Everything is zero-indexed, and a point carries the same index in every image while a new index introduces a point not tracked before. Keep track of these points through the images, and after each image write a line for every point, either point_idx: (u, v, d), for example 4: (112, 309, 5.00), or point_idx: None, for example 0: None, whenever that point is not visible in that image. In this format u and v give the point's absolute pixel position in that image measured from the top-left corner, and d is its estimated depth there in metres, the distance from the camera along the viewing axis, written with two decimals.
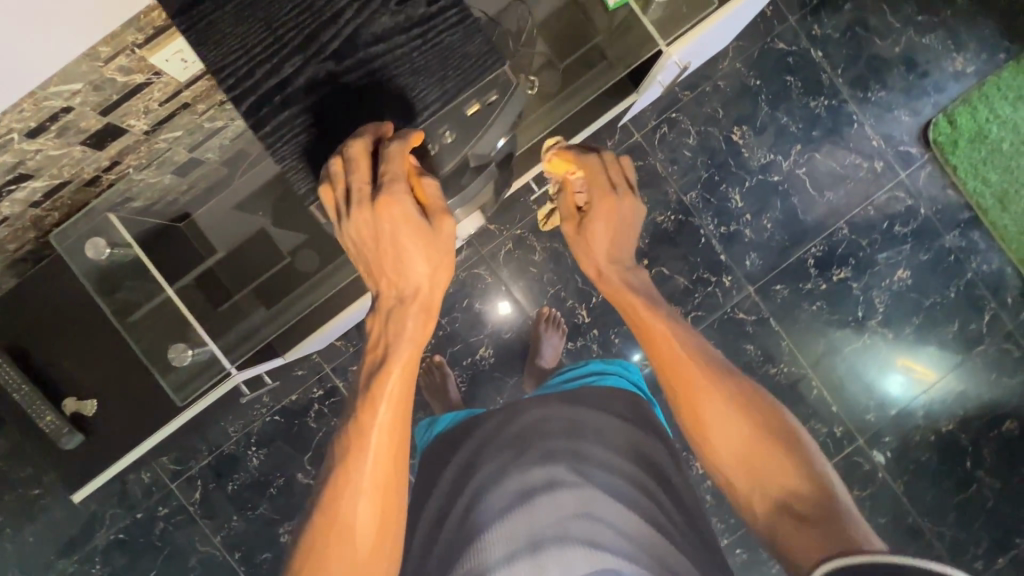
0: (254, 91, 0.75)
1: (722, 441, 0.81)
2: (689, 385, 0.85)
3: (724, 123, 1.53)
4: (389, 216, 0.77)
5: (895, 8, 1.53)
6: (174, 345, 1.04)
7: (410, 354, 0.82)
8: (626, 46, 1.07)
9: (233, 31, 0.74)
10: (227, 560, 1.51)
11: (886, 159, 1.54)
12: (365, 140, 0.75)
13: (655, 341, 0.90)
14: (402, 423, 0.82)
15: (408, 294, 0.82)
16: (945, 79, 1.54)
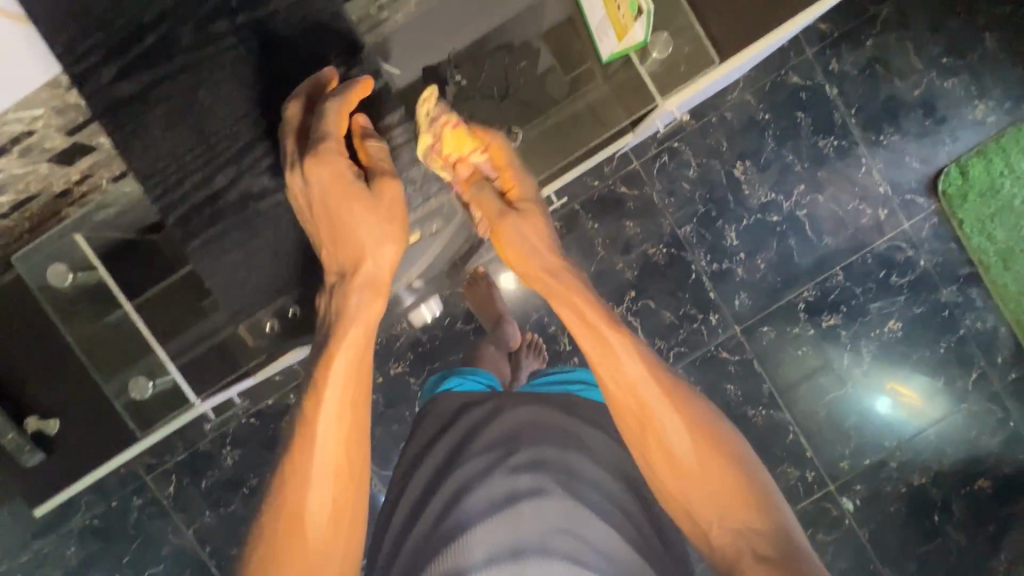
0: (181, 192, 0.87)
1: (682, 466, 0.75)
2: (640, 406, 0.77)
3: (726, 157, 1.47)
4: (320, 176, 0.74)
5: (920, 47, 1.45)
6: (135, 378, 1.05)
7: (358, 334, 0.74)
8: (617, 100, 1.07)
9: (166, 140, 0.85)
10: (197, 552, 1.54)
11: (890, 206, 1.49)
12: (299, 114, 0.79)
13: (602, 353, 0.78)
14: (357, 413, 0.73)
15: (354, 266, 0.75)
16: (962, 128, 1.47)
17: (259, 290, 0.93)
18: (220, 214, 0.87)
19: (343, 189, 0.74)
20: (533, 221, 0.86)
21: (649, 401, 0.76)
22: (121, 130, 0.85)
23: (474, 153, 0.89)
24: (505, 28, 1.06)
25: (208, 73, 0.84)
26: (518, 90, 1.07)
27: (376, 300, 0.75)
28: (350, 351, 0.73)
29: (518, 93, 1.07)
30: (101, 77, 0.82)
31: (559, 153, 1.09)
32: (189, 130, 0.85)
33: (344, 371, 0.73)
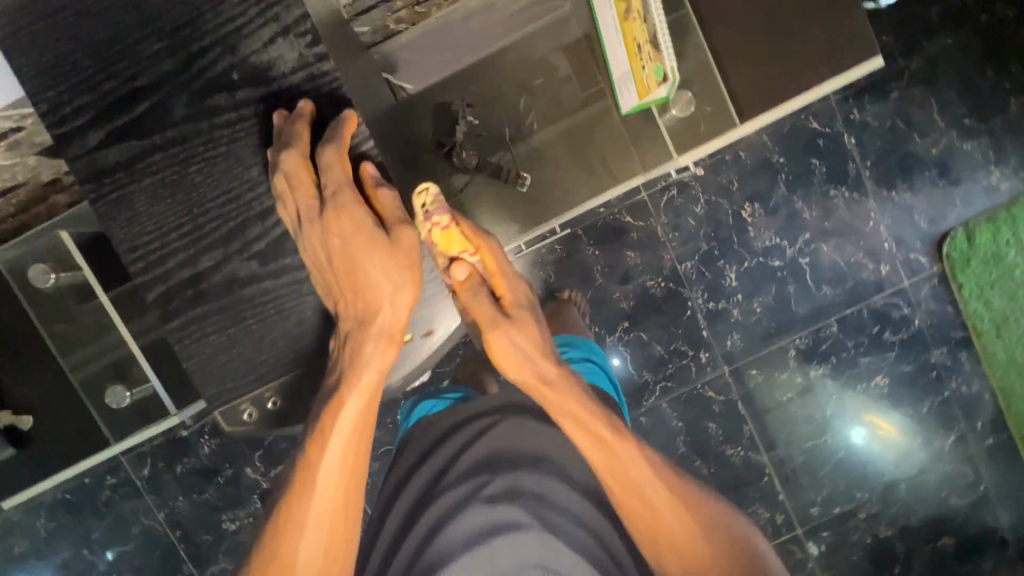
0: (163, 277, 0.68)
1: (671, 544, 0.73)
2: (646, 510, 0.74)
3: (735, 197, 1.45)
4: (342, 229, 0.62)
5: (945, 105, 1.42)
6: (114, 387, 1.12)
7: (373, 381, 0.65)
8: (621, 150, 1.17)
9: (148, 211, 0.66)
10: (167, 535, 1.55)
11: (893, 263, 1.48)
12: (299, 151, 0.62)
13: (607, 455, 0.75)
14: (361, 443, 0.66)
15: (369, 316, 0.64)
16: (974, 192, 1.46)
17: (225, 400, 0.71)
18: (205, 308, 0.69)
19: (364, 241, 0.62)
20: (526, 331, 0.80)
21: (630, 482, 0.74)
22: (107, 200, 0.66)
23: (469, 258, 0.79)
24: (523, 75, 1.16)
25: (209, 135, 0.65)
26: (528, 134, 1.17)
27: (392, 343, 0.65)
28: (363, 396, 0.65)
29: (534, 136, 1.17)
30: (86, 140, 0.65)
31: (568, 194, 1.18)
32: (175, 201, 0.66)
33: (353, 418, 0.65)
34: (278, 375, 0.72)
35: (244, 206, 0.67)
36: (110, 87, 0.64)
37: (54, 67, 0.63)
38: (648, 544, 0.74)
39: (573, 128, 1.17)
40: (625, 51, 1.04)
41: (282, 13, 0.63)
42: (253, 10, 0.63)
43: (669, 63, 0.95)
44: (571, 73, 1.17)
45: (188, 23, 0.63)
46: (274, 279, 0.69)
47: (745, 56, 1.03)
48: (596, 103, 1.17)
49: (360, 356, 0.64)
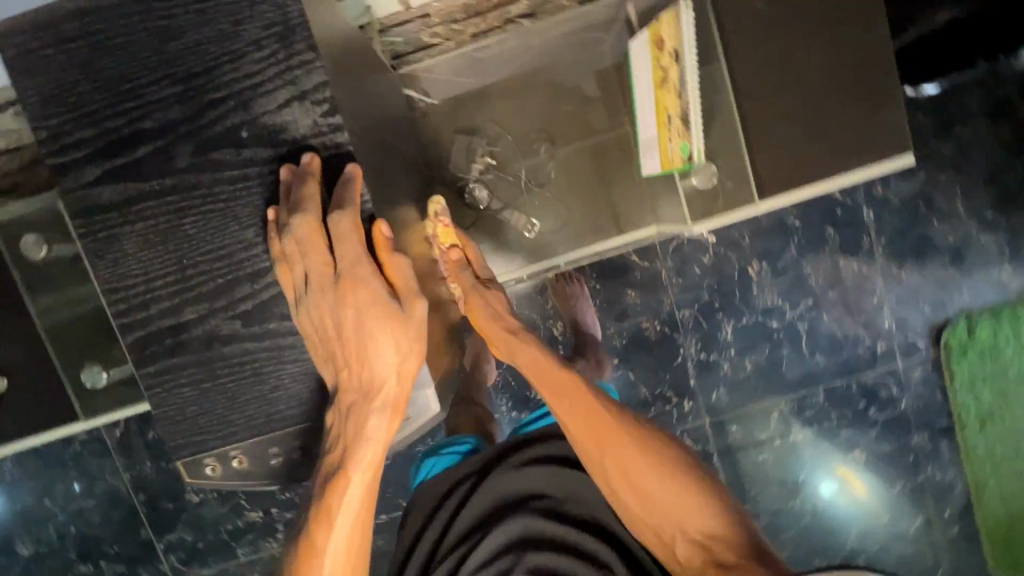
0: (142, 324, 0.66)
1: (647, 495, 0.83)
2: (602, 437, 0.85)
3: (745, 253, 1.44)
4: (356, 304, 0.60)
5: (969, 194, 1.40)
6: (91, 364, 1.07)
7: (377, 452, 0.65)
8: (631, 208, 1.17)
9: (137, 258, 0.65)
10: (131, 498, 1.56)
11: (890, 343, 1.47)
12: (314, 216, 0.60)
13: (567, 395, 0.88)
14: (364, 509, 0.67)
15: (372, 390, 0.62)
16: (983, 284, 1.44)
17: (191, 452, 0.69)
18: (181, 359, 0.67)
19: (376, 314, 0.60)
20: (495, 301, 0.95)
21: (608, 439, 0.85)
22: (95, 238, 0.64)
23: (457, 246, 0.97)
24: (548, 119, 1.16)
25: (209, 189, 0.64)
26: (544, 182, 1.16)
27: (398, 417, 0.63)
28: (368, 470, 0.65)
29: (546, 182, 1.17)
30: (84, 176, 0.64)
31: (573, 242, 1.18)
32: (166, 250, 0.65)
33: (359, 489, 0.66)
34: (243, 438, 0.69)
35: (235, 264, 0.65)
36: (115, 124, 0.63)
37: (60, 96, 0.62)
38: (609, 475, 0.84)
39: (588, 178, 1.17)
40: (654, 117, 1.02)
41: (302, 76, 0.62)
42: (275, 65, 0.61)
43: (695, 144, 0.93)
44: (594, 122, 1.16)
45: (207, 71, 0.62)
46: (255, 340, 0.67)
47: (776, 131, 0.95)
48: (613, 155, 1.16)
49: (363, 431, 0.63)
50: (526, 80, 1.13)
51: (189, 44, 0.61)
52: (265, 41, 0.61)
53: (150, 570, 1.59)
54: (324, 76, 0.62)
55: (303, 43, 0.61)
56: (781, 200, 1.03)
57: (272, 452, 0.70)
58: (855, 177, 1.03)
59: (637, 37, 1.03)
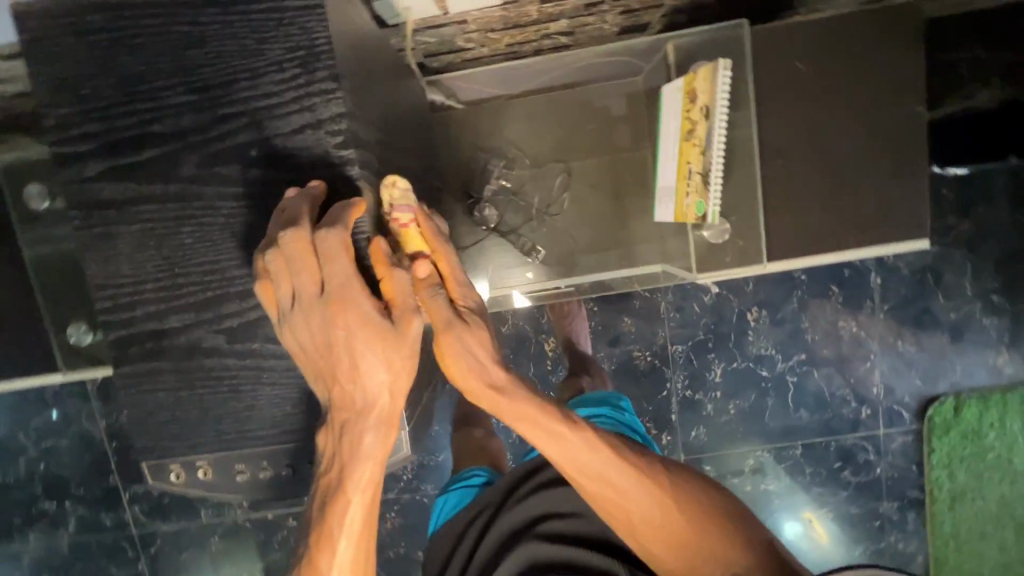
0: (126, 324, 0.63)
1: (675, 547, 0.67)
2: (625, 502, 0.67)
3: (746, 298, 1.43)
4: (347, 324, 0.53)
5: (979, 274, 1.39)
6: (75, 321, 1.03)
7: (372, 477, 0.57)
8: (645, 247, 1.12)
9: (130, 257, 0.61)
10: (103, 444, 1.56)
11: (875, 409, 1.47)
12: (307, 231, 0.53)
13: (577, 462, 0.66)
14: (363, 544, 0.58)
15: (363, 406, 0.55)
16: (977, 366, 1.44)
17: (154, 456, 0.66)
18: (159, 366, 0.64)
19: (367, 335, 0.53)
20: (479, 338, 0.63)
21: (625, 489, 0.67)
22: (89, 233, 0.61)
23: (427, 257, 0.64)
24: (568, 148, 1.13)
25: (212, 202, 0.60)
26: (555, 210, 1.13)
27: (392, 437, 0.57)
28: (365, 494, 0.57)
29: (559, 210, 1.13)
30: (86, 169, 0.60)
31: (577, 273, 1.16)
32: (159, 256, 0.61)
33: (359, 516, 0.57)
34: (212, 450, 0.66)
35: (226, 279, 0.61)
36: (126, 122, 0.59)
37: (72, 85, 0.58)
38: (639, 538, 0.68)
39: (599, 215, 1.13)
40: (674, 168, 1.00)
41: (319, 104, 0.57)
42: (294, 89, 0.57)
43: (712, 207, 0.96)
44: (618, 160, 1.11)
45: (224, 82, 0.57)
46: (238, 358, 0.63)
47: (797, 195, 0.98)
48: (630, 196, 1.11)
49: (351, 458, 0.56)
50: (553, 101, 1.10)
51: (212, 53, 0.57)
52: (287, 63, 0.56)
53: (114, 516, 1.61)
54: (342, 106, 0.57)
55: (325, 66, 0.56)
56: (826, 256, 0.99)
57: (237, 469, 0.66)
58: (873, 252, 1.01)
59: (675, 83, 0.98)
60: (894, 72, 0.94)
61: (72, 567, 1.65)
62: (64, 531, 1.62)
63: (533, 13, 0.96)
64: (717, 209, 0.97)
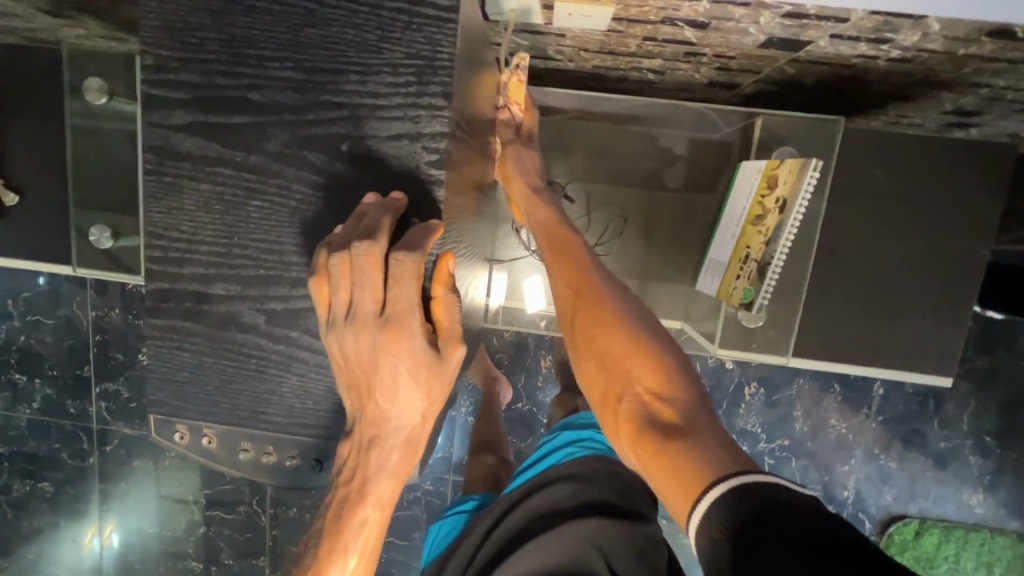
0: (168, 280, 0.61)
1: (602, 352, 0.68)
2: (577, 295, 0.73)
3: (749, 372, 1.42)
4: (399, 351, 0.52)
5: (978, 412, 1.40)
6: (99, 224, 1.00)
7: (391, 495, 0.57)
8: (678, 302, 1.16)
9: (192, 215, 0.59)
10: (86, 333, 1.56)
11: (840, 510, 1.47)
12: (381, 247, 0.50)
13: (558, 252, 0.78)
14: (371, 559, 0.58)
15: (396, 428, 0.55)
16: (949, 498, 1.44)
17: (158, 411, 0.63)
18: (190, 328, 0.62)
19: (414, 362, 0.53)
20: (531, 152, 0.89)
21: (583, 290, 0.73)
22: (156, 180, 0.59)
23: (522, 104, 0.90)
24: (632, 187, 1.14)
25: (288, 183, 0.57)
26: (607, 242, 1.15)
27: (416, 457, 0.57)
28: (381, 511, 0.57)
29: (610, 243, 1.15)
30: (170, 118, 0.57)
31: None
32: (222, 222, 0.59)
33: (372, 528, 0.57)
34: (221, 422, 0.63)
35: (283, 264, 0.59)
36: (221, 82, 0.56)
37: (179, 30, 0.55)
38: (574, 335, 0.72)
39: (641, 267, 1.16)
40: (735, 246, 0.88)
41: (424, 117, 0.54)
42: (402, 97, 0.53)
43: (761, 301, 0.78)
44: (673, 218, 1.14)
45: (334, 69, 0.54)
46: (272, 341, 0.61)
47: (833, 302, 0.98)
48: (677, 254, 1.14)
49: (371, 476, 0.56)
50: (627, 138, 1.11)
51: (329, 37, 0.53)
52: (403, 68, 0.53)
53: (78, 406, 1.61)
54: (446, 125, 0.54)
55: (434, 70, 0.52)
56: (851, 367, 0.99)
57: (242, 447, 0.63)
58: (902, 375, 0.99)
59: (757, 162, 0.88)
60: (960, 211, 0.95)
61: (25, 442, 1.66)
62: (26, 406, 1.63)
63: (633, 47, 0.86)
64: (767, 301, 0.80)
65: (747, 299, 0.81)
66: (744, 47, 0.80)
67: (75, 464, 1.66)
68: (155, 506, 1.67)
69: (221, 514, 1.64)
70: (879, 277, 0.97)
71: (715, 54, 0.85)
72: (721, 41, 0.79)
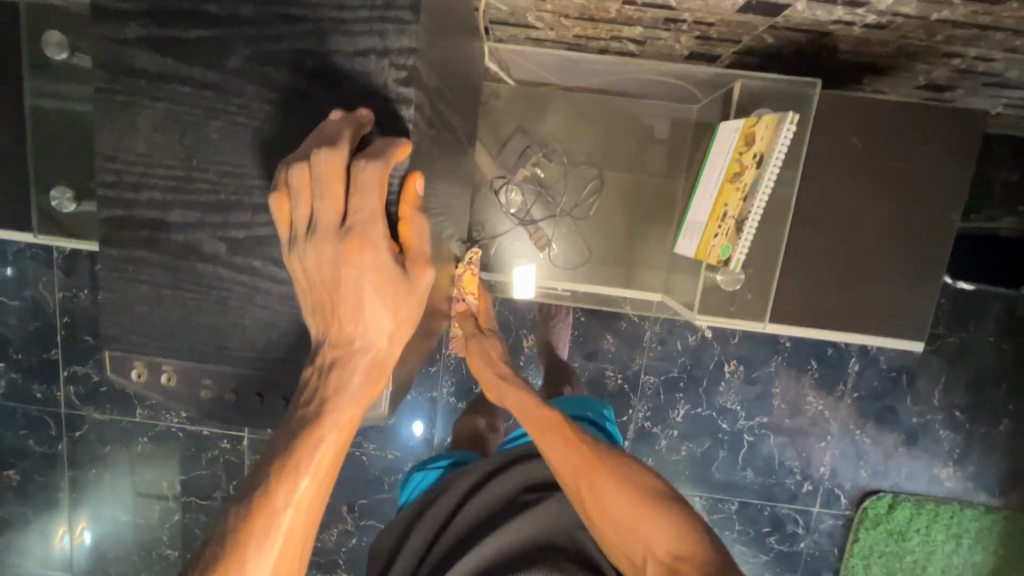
0: (124, 207, 0.59)
1: (615, 520, 0.70)
2: (572, 467, 0.75)
3: (728, 350, 1.44)
4: (360, 264, 0.51)
5: (949, 387, 1.43)
6: (60, 185, 0.95)
7: (352, 418, 0.54)
8: (654, 272, 1.16)
9: (147, 136, 0.58)
10: (53, 315, 1.51)
11: (816, 486, 1.50)
12: (342, 155, 0.49)
13: (539, 426, 0.81)
14: (324, 487, 0.52)
15: (360, 344, 0.53)
16: (921, 473, 1.48)
17: (120, 349, 0.63)
18: (149, 257, 0.60)
19: (378, 277, 0.52)
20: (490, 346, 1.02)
21: (575, 458, 0.76)
22: (110, 99, 0.57)
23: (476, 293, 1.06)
24: (608, 157, 1.13)
25: (249, 101, 0.56)
26: (583, 210, 1.15)
27: (381, 382, 0.55)
28: (340, 434, 0.53)
29: (587, 212, 1.15)
30: (123, 32, 0.55)
31: (585, 275, 1.17)
32: (179, 143, 0.57)
33: (328, 456, 0.52)
34: (180, 358, 0.63)
35: (244, 189, 0.58)
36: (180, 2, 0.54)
37: None
38: (584, 510, 0.73)
39: (617, 237, 1.16)
40: (711, 206, 0.88)
41: (392, 32, 0.52)
42: (370, 10, 0.52)
43: (738, 255, 0.78)
44: (650, 188, 1.13)
45: None
46: (234, 273, 0.60)
47: (815, 273, 0.95)
48: (654, 223, 1.14)
49: (332, 396, 0.53)
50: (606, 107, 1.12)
51: None
52: None
53: (45, 390, 1.56)
54: (415, 41, 0.52)
55: (405, 2, 0.51)
56: (825, 331, 0.97)
57: (204, 384, 0.62)
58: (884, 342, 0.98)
59: (733, 121, 0.89)
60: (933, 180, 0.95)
61: None
62: None
63: (612, 12, 0.85)
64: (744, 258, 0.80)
65: (727, 252, 0.80)
66: (722, 12, 0.80)
67: (42, 451, 1.60)
68: (128, 494, 1.63)
69: (197, 500, 1.61)
70: None
71: (694, 20, 0.85)
72: (700, 5, 0.79)
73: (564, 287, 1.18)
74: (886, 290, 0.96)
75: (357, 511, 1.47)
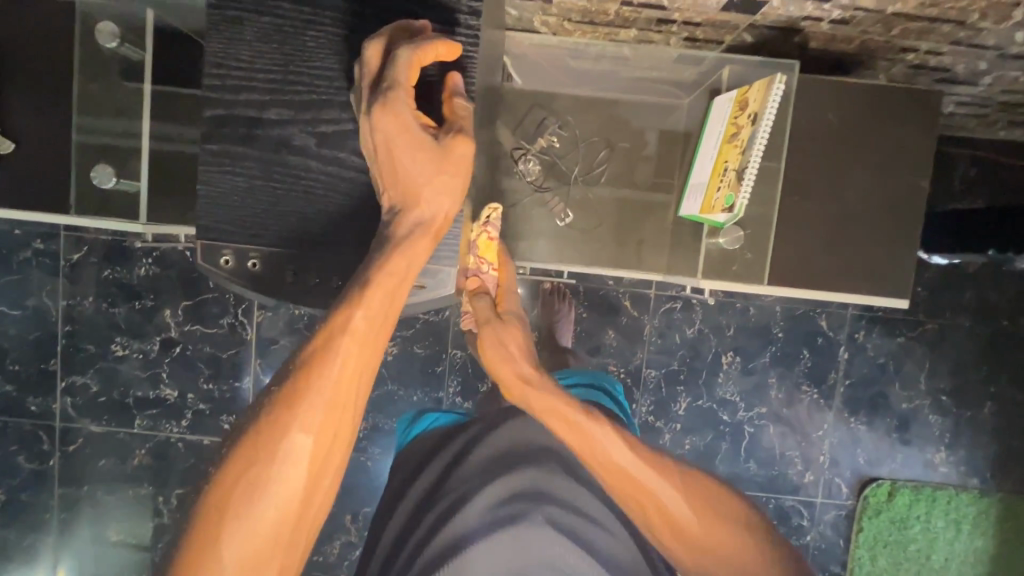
0: (224, 106, 0.62)
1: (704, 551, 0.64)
2: (645, 496, 0.65)
3: (725, 341, 1.49)
4: (383, 127, 0.54)
5: (934, 373, 1.50)
6: (101, 166, 0.98)
7: (403, 268, 0.54)
8: (658, 240, 1.20)
9: (253, 42, 0.61)
10: (54, 324, 1.50)
11: (817, 475, 1.53)
12: (384, 42, 0.55)
13: (597, 453, 0.66)
14: (378, 325, 0.52)
15: (406, 204, 0.56)
16: (917, 459, 1.52)
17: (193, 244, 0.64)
18: (245, 152, 0.63)
19: (404, 142, 0.54)
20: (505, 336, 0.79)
21: (645, 484, 0.65)
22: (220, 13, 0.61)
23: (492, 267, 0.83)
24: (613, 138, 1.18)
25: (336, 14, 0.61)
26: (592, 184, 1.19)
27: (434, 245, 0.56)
28: (394, 280, 0.53)
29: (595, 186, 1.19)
30: None
31: (591, 243, 1.22)
32: (279, 52, 0.62)
33: (381, 296, 0.52)
34: (272, 244, 0.63)
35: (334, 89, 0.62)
36: None
37: None
38: (667, 538, 0.65)
39: (622, 211, 1.19)
40: (712, 165, 0.98)
41: None
42: None
43: (740, 201, 0.87)
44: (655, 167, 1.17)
45: None
46: (321, 163, 0.63)
47: (806, 233, 1.03)
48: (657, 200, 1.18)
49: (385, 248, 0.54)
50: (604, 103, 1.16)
51: None
52: None
53: (40, 403, 1.53)
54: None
55: None
56: (814, 292, 1.05)
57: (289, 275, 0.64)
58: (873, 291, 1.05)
59: (727, 94, 1.00)
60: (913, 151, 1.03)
61: None
62: None
63: (611, 14, 0.96)
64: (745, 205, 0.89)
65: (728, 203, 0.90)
66: (708, 11, 0.91)
67: (32, 469, 1.55)
68: (119, 512, 1.57)
69: None
70: (840, 202, 1.03)
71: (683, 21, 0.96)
72: (689, 4, 0.89)
73: (571, 256, 1.23)
74: (869, 246, 1.04)
75: (362, 519, 1.45)
